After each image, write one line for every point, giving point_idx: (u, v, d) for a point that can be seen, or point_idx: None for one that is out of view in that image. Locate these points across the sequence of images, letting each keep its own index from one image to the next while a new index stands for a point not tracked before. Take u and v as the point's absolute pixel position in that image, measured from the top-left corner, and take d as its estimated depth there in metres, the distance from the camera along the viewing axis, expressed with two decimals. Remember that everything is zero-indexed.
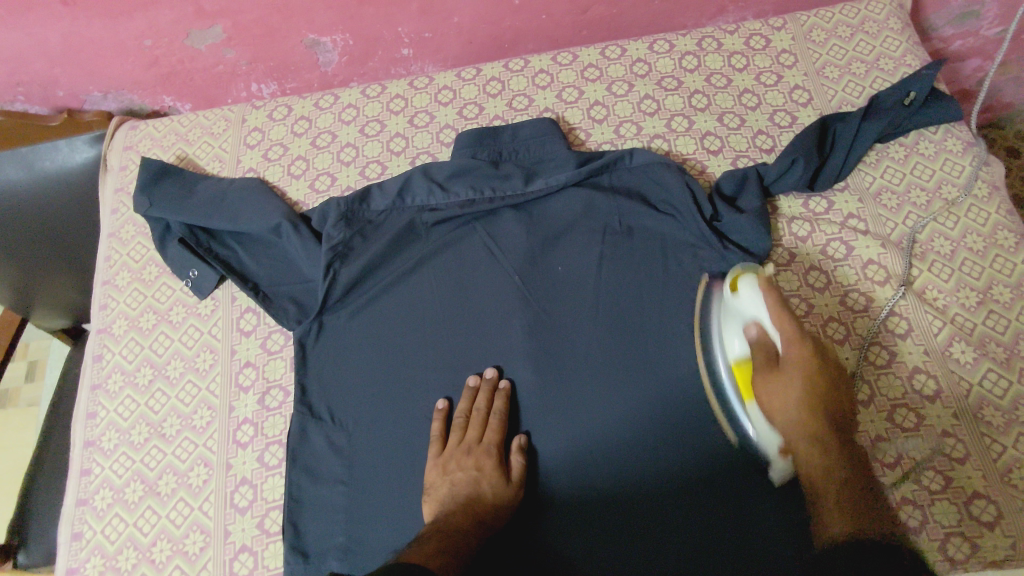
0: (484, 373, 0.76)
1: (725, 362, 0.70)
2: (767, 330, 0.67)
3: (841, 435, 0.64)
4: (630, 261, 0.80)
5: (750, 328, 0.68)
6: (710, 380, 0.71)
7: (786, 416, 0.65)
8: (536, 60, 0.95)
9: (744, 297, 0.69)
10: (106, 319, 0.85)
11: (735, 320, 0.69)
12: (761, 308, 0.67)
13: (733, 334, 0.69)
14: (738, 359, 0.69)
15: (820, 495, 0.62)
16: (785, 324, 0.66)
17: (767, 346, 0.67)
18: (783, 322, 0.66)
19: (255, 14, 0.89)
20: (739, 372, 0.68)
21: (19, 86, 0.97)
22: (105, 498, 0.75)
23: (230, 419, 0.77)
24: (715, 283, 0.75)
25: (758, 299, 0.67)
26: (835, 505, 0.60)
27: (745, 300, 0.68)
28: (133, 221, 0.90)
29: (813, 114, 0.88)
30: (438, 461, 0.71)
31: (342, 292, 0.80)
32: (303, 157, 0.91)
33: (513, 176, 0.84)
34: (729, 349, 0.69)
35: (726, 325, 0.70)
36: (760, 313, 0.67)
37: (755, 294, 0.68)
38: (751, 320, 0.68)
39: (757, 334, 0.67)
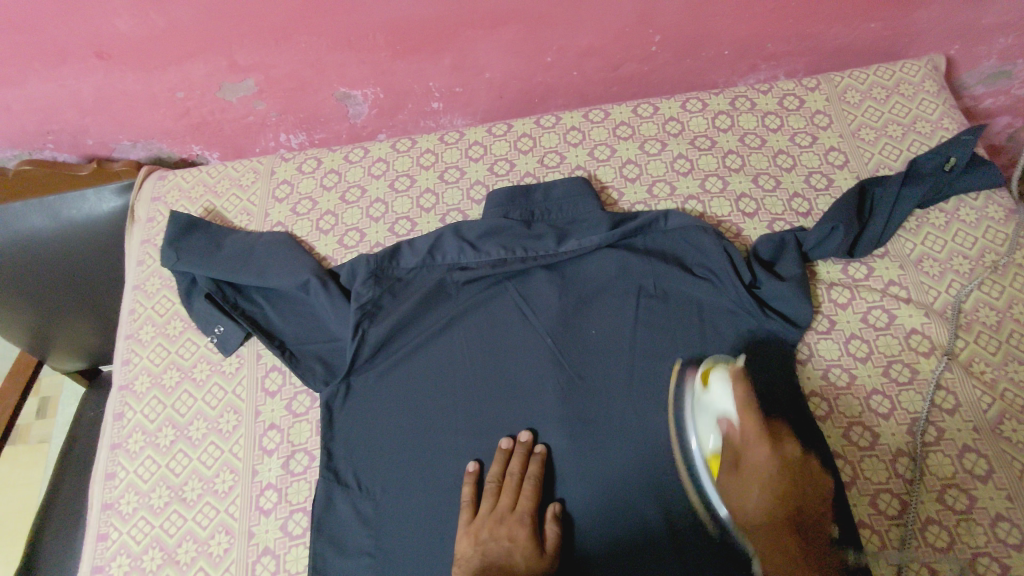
0: (518, 437, 0.74)
1: (699, 454, 0.70)
2: (737, 426, 0.70)
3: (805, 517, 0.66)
4: (667, 328, 0.78)
5: (721, 422, 0.70)
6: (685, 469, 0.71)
7: (751, 509, 0.67)
8: (568, 117, 0.95)
9: (716, 392, 0.71)
10: (128, 374, 0.83)
11: (706, 413, 0.71)
12: (732, 404, 0.70)
13: (708, 429, 0.71)
14: (712, 452, 0.70)
15: None
16: (749, 415, 0.69)
17: (737, 441, 0.70)
18: (744, 416, 0.69)
19: (288, 68, 0.89)
20: (714, 464, 0.69)
21: (50, 135, 0.96)
22: (121, 566, 0.72)
23: (253, 484, 0.75)
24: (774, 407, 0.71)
25: (728, 394, 0.70)
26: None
27: (716, 395, 0.71)
28: (159, 274, 0.89)
29: (850, 177, 0.87)
30: (469, 529, 0.69)
31: (371, 353, 0.79)
32: (333, 212, 0.90)
33: (546, 236, 0.83)
34: (704, 442, 0.70)
35: (700, 420, 0.72)
36: (731, 409, 0.70)
37: (727, 391, 0.71)
38: (721, 413, 0.71)
39: (729, 430, 0.70)
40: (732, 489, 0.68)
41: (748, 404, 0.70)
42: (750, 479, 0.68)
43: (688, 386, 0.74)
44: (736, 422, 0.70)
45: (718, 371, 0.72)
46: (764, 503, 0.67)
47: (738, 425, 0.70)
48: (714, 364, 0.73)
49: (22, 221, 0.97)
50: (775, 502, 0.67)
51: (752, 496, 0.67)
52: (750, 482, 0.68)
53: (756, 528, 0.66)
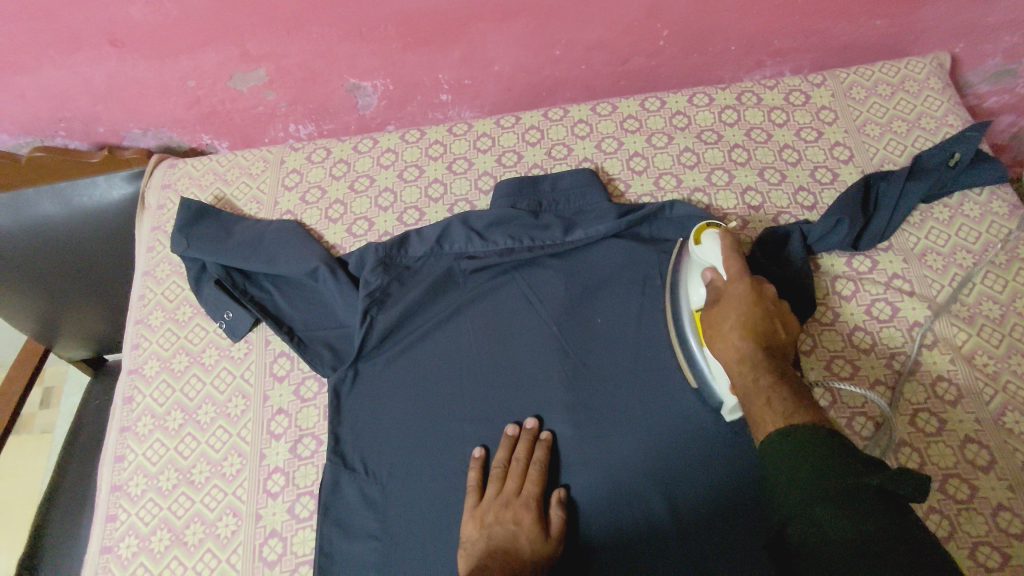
0: (524, 423, 0.75)
1: (688, 310, 0.72)
2: (720, 272, 0.70)
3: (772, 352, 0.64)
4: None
5: (706, 272, 0.71)
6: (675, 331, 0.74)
7: (723, 348, 0.66)
8: (576, 109, 0.95)
9: (706, 246, 0.72)
10: (137, 359, 0.84)
11: (697, 269, 0.73)
12: (717, 255, 0.70)
13: (697, 282, 0.72)
14: (698, 305, 0.71)
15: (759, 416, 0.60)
16: (734, 261, 0.69)
17: (719, 288, 0.69)
18: (731, 260, 0.69)
19: (299, 58, 0.90)
20: (699, 318, 0.71)
21: (62, 122, 0.97)
22: (129, 547, 0.73)
23: (261, 467, 0.75)
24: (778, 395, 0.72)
25: (717, 246, 0.71)
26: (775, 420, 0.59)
27: (705, 250, 0.72)
28: (169, 260, 0.90)
29: (855, 172, 0.88)
30: (475, 512, 0.69)
31: (379, 340, 0.79)
32: (342, 201, 0.91)
33: (553, 226, 0.83)
34: (693, 299, 0.72)
35: (691, 276, 0.73)
36: (717, 260, 0.70)
37: (716, 244, 0.71)
38: (709, 265, 0.71)
39: (712, 277, 0.70)
40: (712, 333, 0.67)
41: (735, 252, 0.70)
42: (728, 305, 0.67)
43: (687, 251, 0.76)
44: (720, 269, 0.70)
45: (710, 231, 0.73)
46: (740, 338, 0.64)
47: (723, 274, 0.69)
48: (708, 226, 0.74)
49: (33, 207, 0.98)
50: (750, 335, 0.64)
51: (726, 335, 0.66)
52: (726, 320, 0.66)
53: (731, 363, 0.65)
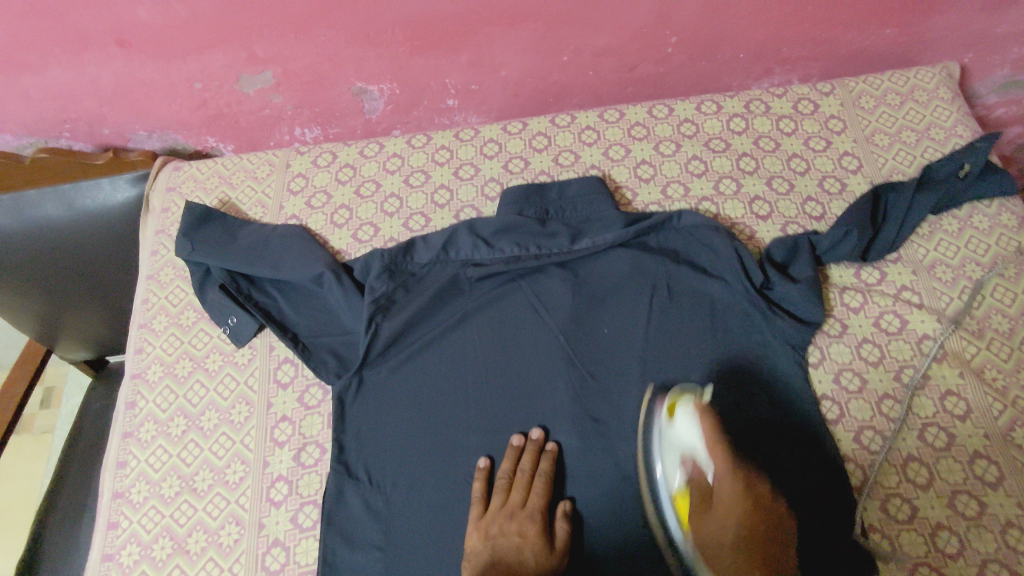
0: (530, 434, 0.74)
1: (665, 492, 0.67)
2: (705, 463, 0.67)
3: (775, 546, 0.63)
4: (679, 328, 0.78)
5: (688, 457, 0.67)
6: (649, 504, 0.68)
7: (723, 542, 0.64)
8: (583, 116, 0.95)
9: (682, 427, 0.68)
10: (141, 364, 0.84)
11: (672, 451, 0.68)
12: (698, 437, 0.68)
13: (673, 465, 0.68)
14: (678, 490, 0.67)
15: None
16: (718, 449, 0.67)
17: (702, 477, 0.67)
18: (715, 450, 0.67)
19: (306, 61, 0.90)
20: (681, 504, 0.66)
21: (66, 123, 0.96)
22: (131, 555, 0.73)
23: (264, 475, 0.75)
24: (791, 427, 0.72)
25: (694, 426, 0.68)
26: None
27: (681, 429, 0.69)
28: (173, 264, 0.89)
29: (863, 182, 0.87)
30: (480, 524, 0.69)
31: (384, 347, 0.79)
32: (347, 206, 0.91)
33: (560, 235, 0.83)
34: (670, 482, 0.67)
35: (667, 457, 0.68)
36: (697, 443, 0.68)
37: (693, 422, 0.68)
38: (688, 450, 0.68)
39: (696, 470, 0.67)
40: (706, 540, 0.64)
41: (716, 434, 0.68)
42: (725, 511, 0.65)
43: (655, 424, 0.71)
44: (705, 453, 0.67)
45: (685, 405, 0.70)
46: (736, 534, 0.64)
47: (705, 459, 0.67)
48: (677, 398, 0.70)
49: (37, 209, 0.97)
50: (753, 542, 0.63)
51: (727, 527, 0.64)
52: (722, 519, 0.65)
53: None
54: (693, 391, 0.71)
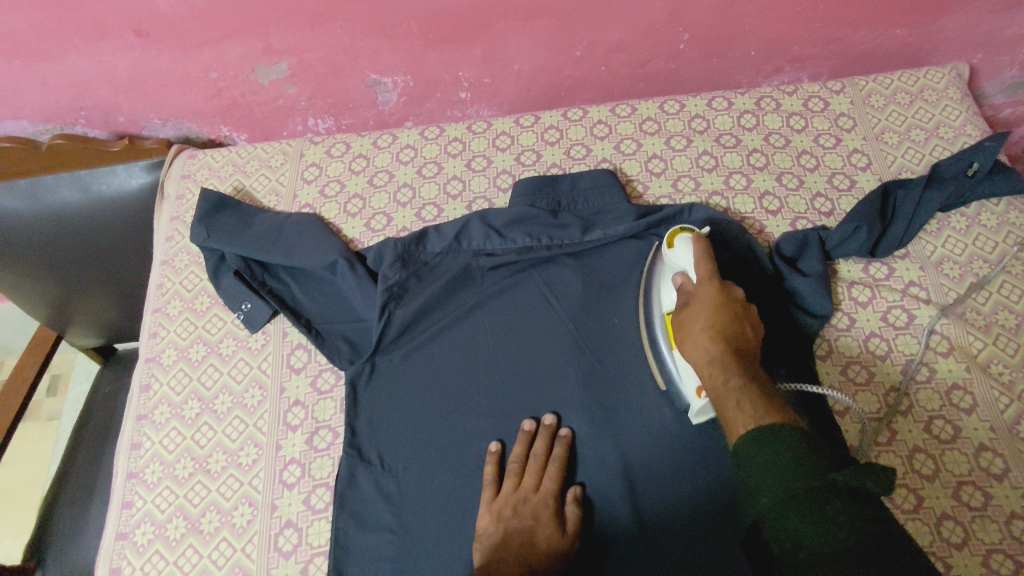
0: (542, 419, 0.75)
1: (659, 313, 0.74)
2: (690, 278, 0.71)
3: (745, 359, 0.63)
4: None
5: (676, 275, 0.72)
6: (647, 332, 0.75)
7: (698, 348, 0.65)
8: (595, 110, 0.96)
9: (679, 252, 0.73)
10: (155, 347, 0.84)
11: (668, 272, 0.74)
12: (688, 259, 0.72)
13: (668, 286, 0.73)
14: (668, 309, 0.72)
15: (729, 416, 0.58)
16: (704, 265, 0.70)
17: (688, 289, 0.70)
18: (700, 266, 0.70)
19: (322, 52, 0.91)
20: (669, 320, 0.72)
21: (82, 111, 0.97)
22: (145, 534, 0.73)
23: (277, 458, 0.76)
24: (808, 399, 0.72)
25: (688, 250, 0.72)
26: (743, 413, 0.57)
27: (677, 253, 0.73)
28: (188, 250, 0.90)
29: (872, 179, 0.88)
30: (492, 506, 0.70)
31: (397, 334, 0.80)
32: (360, 195, 0.92)
33: (571, 226, 0.84)
34: (665, 298, 0.73)
35: (664, 280, 0.74)
36: (688, 263, 0.72)
37: (687, 247, 0.73)
38: (680, 270, 0.72)
39: (682, 282, 0.71)
40: (684, 339, 0.67)
41: (705, 257, 0.71)
42: (698, 310, 0.67)
43: (659, 257, 0.77)
44: (691, 275, 0.71)
45: (684, 235, 0.74)
46: (711, 341, 0.64)
47: (693, 277, 0.71)
48: (680, 231, 0.75)
49: (53, 194, 0.98)
50: (717, 336, 0.64)
51: (704, 337, 0.64)
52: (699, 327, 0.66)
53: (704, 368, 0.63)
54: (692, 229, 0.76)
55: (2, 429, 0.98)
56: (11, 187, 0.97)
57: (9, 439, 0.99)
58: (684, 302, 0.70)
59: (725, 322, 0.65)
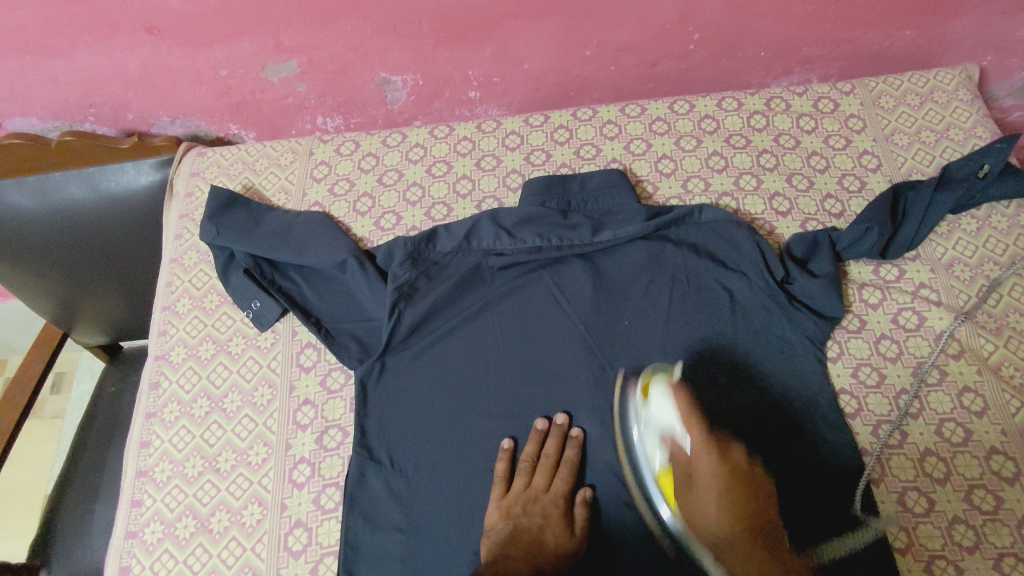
0: (555, 418, 0.75)
1: (650, 474, 0.68)
2: (683, 442, 0.66)
3: (762, 528, 0.61)
4: (701, 323, 0.78)
5: (666, 438, 0.67)
6: (640, 493, 0.70)
7: (711, 519, 0.62)
8: (604, 110, 0.95)
9: (657, 405, 0.69)
10: (165, 345, 0.84)
11: (652, 430, 0.68)
12: (674, 417, 0.67)
13: (654, 445, 0.68)
14: (661, 468, 0.67)
15: None
16: (693, 427, 0.66)
17: (683, 458, 0.66)
18: (693, 430, 0.66)
19: (332, 51, 0.90)
20: (666, 482, 0.67)
21: (91, 107, 0.97)
22: (155, 533, 0.73)
23: (286, 457, 0.76)
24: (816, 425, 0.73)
25: (670, 408, 0.67)
26: None
27: (656, 409, 0.68)
28: (197, 248, 0.90)
29: (883, 180, 0.88)
30: (502, 503, 0.70)
31: (407, 333, 0.80)
32: (370, 194, 0.92)
33: (581, 226, 0.84)
34: (653, 462, 0.68)
35: (648, 439, 0.69)
36: (674, 420, 0.67)
37: (667, 403, 0.68)
38: (666, 428, 0.67)
39: (675, 448, 0.66)
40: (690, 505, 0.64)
41: (693, 415, 0.67)
42: (704, 476, 0.64)
43: (632, 402, 0.73)
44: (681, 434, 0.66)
45: (659, 385, 0.70)
46: (719, 514, 0.61)
47: (685, 440, 0.66)
48: (653, 380, 0.71)
49: (61, 191, 0.98)
50: (733, 518, 0.61)
51: (711, 506, 0.62)
52: (708, 491, 0.63)
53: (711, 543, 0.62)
54: (666, 372, 0.72)
55: (3, 438, 0.96)
56: (21, 183, 0.97)
57: (9, 447, 0.98)
58: (688, 475, 0.65)
59: (732, 497, 0.62)
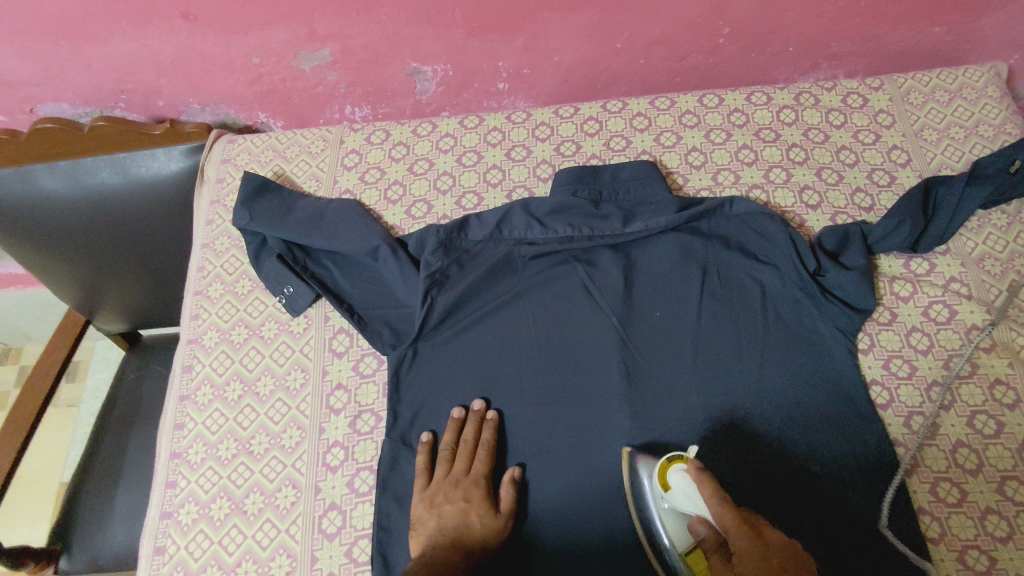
0: (471, 405, 0.76)
1: (676, 551, 0.66)
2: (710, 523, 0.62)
3: None
4: (747, 333, 0.78)
5: (694, 523, 0.63)
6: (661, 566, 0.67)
7: None
8: (634, 103, 0.96)
9: (676, 492, 0.66)
10: (197, 329, 0.85)
11: (678, 518, 0.66)
12: (699, 500, 0.64)
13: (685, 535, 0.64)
14: (687, 547, 0.66)
15: None
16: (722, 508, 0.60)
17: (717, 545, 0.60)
18: (723, 514, 0.60)
19: (365, 40, 0.91)
20: (697, 564, 0.64)
21: (123, 93, 0.97)
22: (189, 513, 0.74)
23: (320, 441, 0.76)
24: (847, 420, 0.73)
25: (690, 488, 0.65)
26: None
27: (679, 496, 0.66)
28: (228, 233, 0.91)
29: (912, 175, 0.89)
30: (425, 494, 0.71)
31: (439, 319, 0.80)
32: (400, 182, 0.92)
33: (612, 217, 0.84)
34: (676, 540, 0.67)
35: (671, 522, 0.67)
36: (699, 506, 0.64)
37: (687, 483, 0.65)
38: (694, 513, 0.64)
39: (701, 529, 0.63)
40: None
41: (714, 492, 0.61)
42: (741, 573, 0.56)
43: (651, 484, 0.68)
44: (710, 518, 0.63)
45: (676, 466, 0.67)
46: None
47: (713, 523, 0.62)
48: (672, 460, 0.67)
49: (92, 175, 0.98)
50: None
51: None
52: None
53: None
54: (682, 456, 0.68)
55: (26, 423, 0.97)
56: (51, 167, 0.97)
57: (29, 440, 0.98)
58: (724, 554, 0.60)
59: None
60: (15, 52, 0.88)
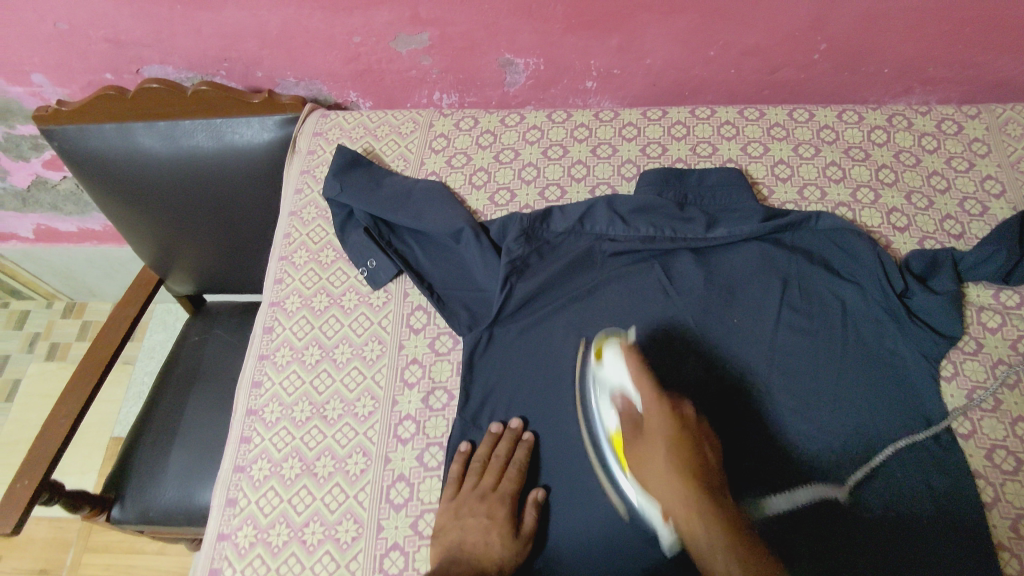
0: (509, 422, 0.76)
1: (603, 433, 0.71)
2: (631, 400, 0.70)
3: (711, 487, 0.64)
4: (828, 354, 0.77)
5: (616, 395, 0.71)
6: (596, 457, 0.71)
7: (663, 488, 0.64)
8: (723, 111, 0.96)
9: (611, 365, 0.72)
10: (280, 293, 0.87)
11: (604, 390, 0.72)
12: (625, 374, 0.71)
13: (608, 406, 0.71)
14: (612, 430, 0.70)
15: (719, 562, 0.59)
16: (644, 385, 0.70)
17: (632, 415, 0.69)
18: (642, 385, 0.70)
19: (464, 27, 0.93)
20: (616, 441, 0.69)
21: (226, 62, 1.01)
22: (262, 469, 0.76)
23: (392, 413, 0.78)
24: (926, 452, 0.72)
25: (620, 367, 0.72)
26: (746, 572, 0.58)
27: (612, 369, 0.72)
28: (316, 204, 0.94)
29: (1006, 207, 0.87)
30: (451, 504, 0.71)
31: (516, 307, 0.81)
32: (485, 169, 0.94)
33: (696, 220, 0.84)
34: (607, 422, 0.71)
35: (601, 398, 0.72)
36: (625, 381, 0.71)
37: (617, 362, 0.72)
38: (616, 387, 0.71)
39: (623, 405, 0.70)
40: (640, 463, 0.67)
41: (639, 371, 0.71)
42: (655, 435, 0.67)
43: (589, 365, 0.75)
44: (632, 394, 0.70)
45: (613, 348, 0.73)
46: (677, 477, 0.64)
47: (635, 399, 0.70)
48: (609, 341, 0.74)
49: (189, 138, 1.02)
50: (683, 478, 0.64)
51: (660, 461, 0.65)
52: (657, 450, 0.66)
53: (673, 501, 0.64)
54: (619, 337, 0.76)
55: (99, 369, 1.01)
56: (151, 127, 1.01)
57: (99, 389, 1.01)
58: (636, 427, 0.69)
59: (683, 451, 0.65)
60: (133, 13, 0.93)
